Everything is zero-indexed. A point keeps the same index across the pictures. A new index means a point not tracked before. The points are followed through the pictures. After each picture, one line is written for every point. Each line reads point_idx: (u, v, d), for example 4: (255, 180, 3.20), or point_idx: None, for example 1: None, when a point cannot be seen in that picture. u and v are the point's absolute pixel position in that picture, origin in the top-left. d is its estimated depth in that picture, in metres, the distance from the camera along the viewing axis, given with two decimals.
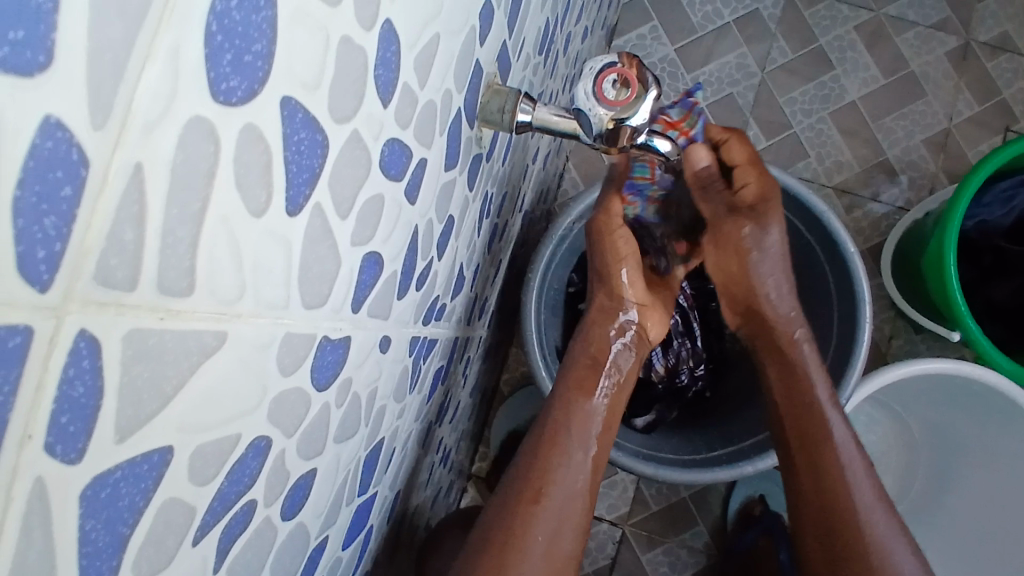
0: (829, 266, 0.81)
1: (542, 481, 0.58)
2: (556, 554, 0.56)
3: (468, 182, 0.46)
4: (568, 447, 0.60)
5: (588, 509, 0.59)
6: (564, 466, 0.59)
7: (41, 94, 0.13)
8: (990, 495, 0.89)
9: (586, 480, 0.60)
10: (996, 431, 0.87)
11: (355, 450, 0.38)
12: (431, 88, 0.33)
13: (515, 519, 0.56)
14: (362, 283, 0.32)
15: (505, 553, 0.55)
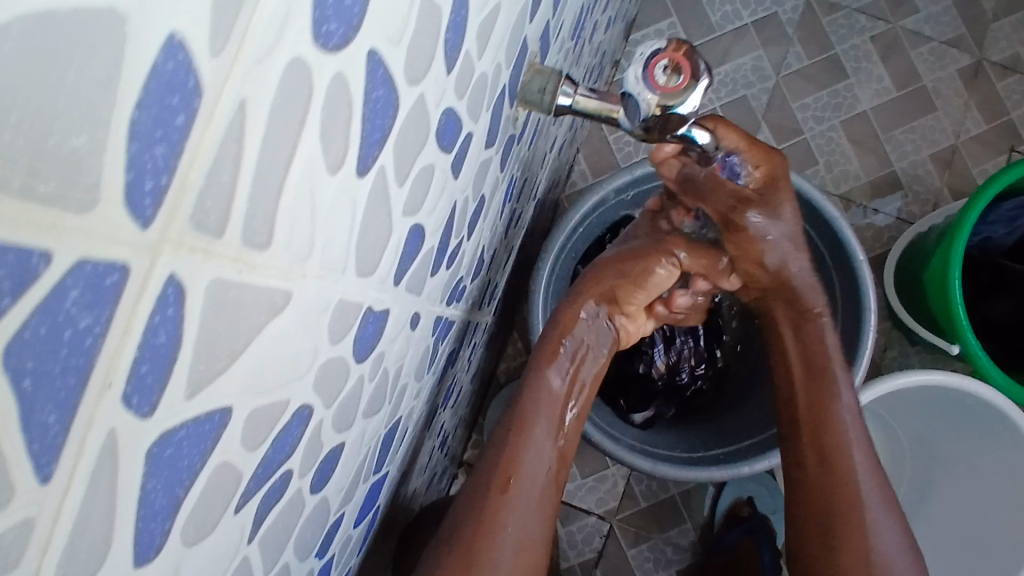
0: (836, 274, 0.81)
1: (510, 466, 0.55)
2: (530, 536, 0.55)
3: (501, 162, 0.45)
4: (535, 434, 0.57)
5: (555, 498, 0.57)
6: (529, 451, 0.56)
7: (171, 6, 0.11)
8: (967, 507, 0.91)
9: (552, 467, 0.57)
10: (980, 444, 0.89)
11: (377, 427, 0.37)
12: (486, 60, 0.32)
13: (485, 505, 0.54)
14: (406, 255, 0.31)
15: (477, 536, 0.53)
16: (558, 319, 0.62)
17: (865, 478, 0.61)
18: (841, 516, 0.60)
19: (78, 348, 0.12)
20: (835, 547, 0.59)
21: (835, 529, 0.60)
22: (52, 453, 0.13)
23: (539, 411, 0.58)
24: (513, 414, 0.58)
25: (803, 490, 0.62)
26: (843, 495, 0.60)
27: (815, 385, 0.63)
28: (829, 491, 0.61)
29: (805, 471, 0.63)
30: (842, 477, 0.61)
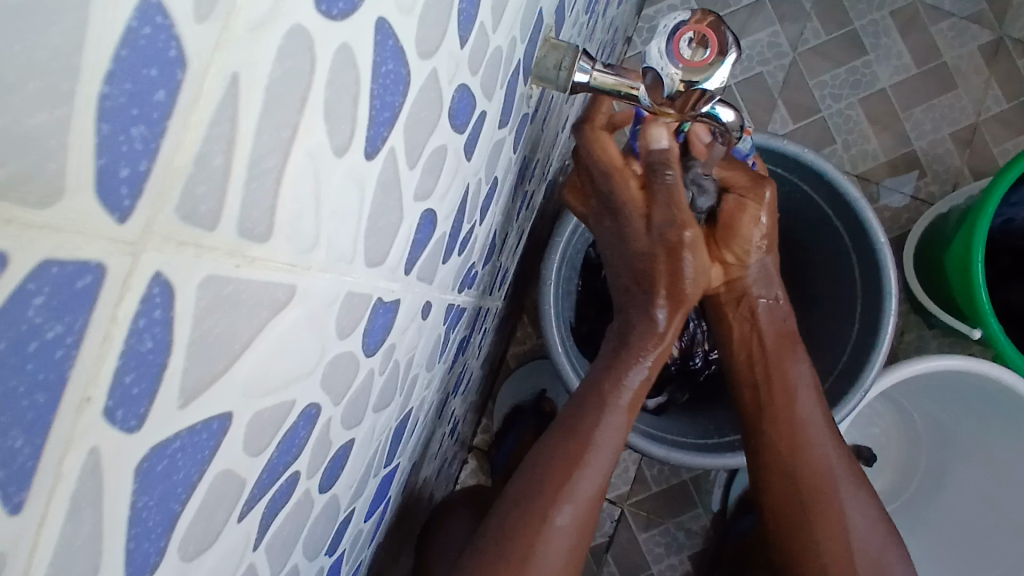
0: (857, 264, 0.78)
1: (548, 502, 0.53)
2: (569, 561, 0.54)
3: (513, 143, 0.44)
4: (596, 460, 0.55)
5: (594, 517, 0.55)
6: (583, 478, 0.54)
7: None
8: (981, 493, 0.91)
9: (595, 486, 0.55)
10: (997, 433, 0.88)
11: (388, 420, 0.36)
12: (501, 33, 0.30)
13: (523, 539, 0.52)
14: (418, 242, 0.29)
15: (512, 561, 0.52)
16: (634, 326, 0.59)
17: (835, 469, 0.64)
18: (815, 511, 0.63)
19: (46, 361, 0.11)
20: (808, 537, 0.63)
21: (809, 518, 0.63)
22: (23, 479, 0.12)
23: (605, 435, 0.56)
24: (573, 438, 0.56)
25: (773, 483, 0.65)
26: (815, 491, 0.63)
27: (780, 369, 0.66)
28: (806, 488, 0.63)
29: (773, 466, 0.65)
30: (811, 472, 0.63)
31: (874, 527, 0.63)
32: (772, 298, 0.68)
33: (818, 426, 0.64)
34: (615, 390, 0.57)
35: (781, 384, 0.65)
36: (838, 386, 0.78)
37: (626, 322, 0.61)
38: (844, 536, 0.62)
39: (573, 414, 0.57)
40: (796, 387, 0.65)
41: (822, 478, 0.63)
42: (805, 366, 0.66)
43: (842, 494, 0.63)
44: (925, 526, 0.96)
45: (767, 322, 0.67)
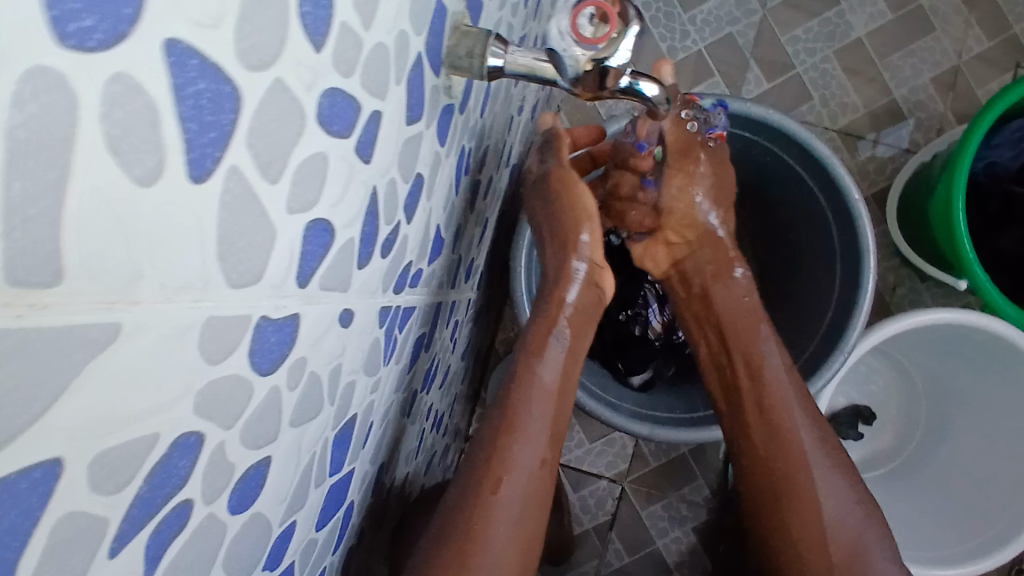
0: (834, 225, 0.77)
1: (498, 470, 0.49)
2: (523, 542, 0.49)
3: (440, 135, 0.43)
4: (529, 429, 0.51)
5: (546, 491, 0.51)
6: (521, 448, 0.50)
7: None
8: (986, 447, 0.89)
9: (539, 456, 0.51)
10: (1009, 386, 0.85)
11: (321, 428, 0.35)
12: (380, 29, 0.29)
13: (469, 514, 0.48)
14: (310, 254, 0.28)
15: (460, 544, 0.48)
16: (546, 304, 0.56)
17: (811, 453, 0.62)
18: (787, 490, 0.62)
19: None
20: (786, 519, 0.62)
21: (783, 499, 0.62)
22: None
23: (543, 408, 0.52)
24: (502, 408, 0.51)
25: (748, 464, 0.64)
26: (787, 471, 0.62)
27: (745, 348, 0.65)
28: (777, 467, 0.62)
29: (750, 454, 0.64)
30: (781, 452, 0.62)
31: (851, 508, 0.62)
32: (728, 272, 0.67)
33: (788, 403, 0.63)
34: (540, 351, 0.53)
35: (747, 358, 0.65)
36: (821, 350, 0.77)
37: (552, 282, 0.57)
38: (819, 518, 0.61)
39: (505, 387, 0.53)
40: (761, 360, 0.65)
41: (800, 459, 0.62)
42: (770, 340, 0.65)
43: (822, 476, 0.62)
44: (924, 483, 0.95)
45: (732, 302, 0.67)
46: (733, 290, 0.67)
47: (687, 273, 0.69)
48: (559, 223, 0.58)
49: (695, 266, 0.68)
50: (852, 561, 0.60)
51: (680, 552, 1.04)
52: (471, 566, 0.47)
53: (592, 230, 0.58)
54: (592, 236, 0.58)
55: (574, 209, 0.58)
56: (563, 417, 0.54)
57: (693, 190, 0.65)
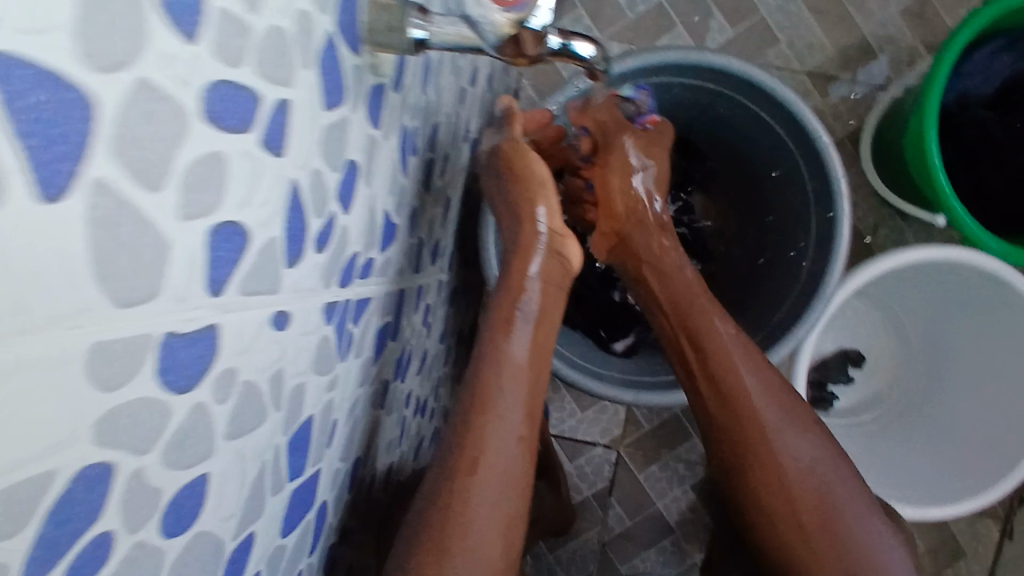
0: (805, 169, 0.75)
1: (476, 449, 0.47)
2: (506, 522, 0.48)
3: (372, 117, 0.40)
4: (502, 408, 0.49)
5: (527, 467, 0.50)
6: (496, 427, 0.48)
7: None
8: (980, 384, 0.88)
9: (518, 433, 0.49)
10: (1001, 321, 0.85)
11: (269, 436, 0.34)
12: (270, 11, 0.27)
13: (448, 496, 0.46)
14: (220, 259, 0.27)
15: (442, 530, 0.46)
16: (508, 280, 0.54)
17: (771, 414, 0.63)
18: (748, 453, 0.63)
19: None
20: (750, 477, 0.63)
21: (746, 462, 0.63)
22: None
23: (519, 385, 0.50)
24: (471, 388, 0.49)
25: (713, 432, 0.65)
26: (744, 434, 0.63)
27: (692, 321, 0.67)
28: (736, 431, 0.64)
29: (713, 425, 0.65)
30: (738, 415, 0.64)
31: (818, 460, 0.63)
32: (665, 247, 0.71)
33: (738, 368, 0.64)
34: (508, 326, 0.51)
35: (694, 330, 0.67)
36: (800, 297, 0.75)
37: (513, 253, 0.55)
38: (782, 477, 0.62)
39: (476, 364, 0.51)
40: (708, 331, 0.66)
41: (760, 420, 0.63)
42: (716, 312, 0.67)
43: (782, 432, 0.63)
44: (917, 424, 0.95)
45: (675, 282, 0.69)
46: (673, 266, 0.70)
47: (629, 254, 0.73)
48: (517, 197, 0.56)
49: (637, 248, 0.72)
50: (824, 516, 0.60)
51: (680, 511, 1.05)
52: (455, 548, 0.45)
53: (549, 204, 0.56)
54: (549, 209, 0.56)
55: (529, 181, 0.56)
56: (539, 395, 0.52)
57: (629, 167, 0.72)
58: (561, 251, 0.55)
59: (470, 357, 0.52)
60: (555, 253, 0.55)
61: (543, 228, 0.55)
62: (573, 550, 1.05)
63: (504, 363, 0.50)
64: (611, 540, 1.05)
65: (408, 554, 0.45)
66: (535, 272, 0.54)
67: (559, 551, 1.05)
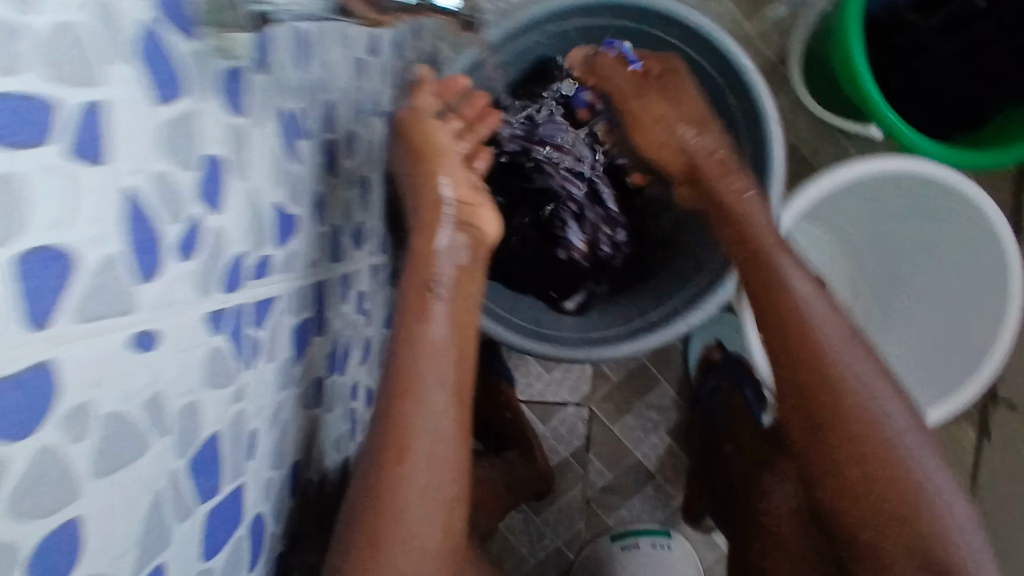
0: (729, 93, 0.73)
1: (402, 436, 0.49)
2: (443, 503, 0.51)
3: (230, 102, 0.37)
4: (425, 394, 0.51)
5: (459, 447, 0.52)
6: (423, 412, 0.50)
7: None
8: (939, 285, 0.89)
9: (446, 415, 0.51)
10: (943, 220, 0.84)
11: (155, 464, 0.32)
12: (50, 7, 0.24)
13: (380, 483, 0.49)
14: (40, 288, 0.24)
15: (377, 518, 0.48)
16: (416, 258, 0.54)
17: (862, 378, 0.59)
18: (828, 427, 0.59)
19: None
20: (834, 449, 0.59)
21: (824, 436, 0.60)
22: None
23: (443, 366, 0.52)
24: (393, 376, 0.51)
25: (790, 400, 0.62)
26: (823, 405, 0.59)
27: (769, 282, 0.62)
28: (819, 400, 0.60)
29: (792, 386, 0.61)
30: (819, 385, 0.60)
31: (908, 430, 0.59)
32: (744, 190, 0.66)
33: (829, 334, 0.60)
34: (423, 310, 0.53)
35: (772, 291, 0.62)
36: None
37: (416, 233, 0.56)
38: (874, 450, 0.58)
39: (392, 351, 0.52)
40: (791, 294, 0.62)
41: (848, 382, 0.59)
42: (791, 268, 0.63)
43: (875, 399, 0.59)
44: (886, 333, 0.96)
45: (757, 231, 0.64)
46: (755, 218, 0.65)
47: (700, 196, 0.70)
48: (420, 176, 0.56)
49: (708, 192, 0.68)
50: (909, 491, 0.57)
51: (659, 457, 1.05)
52: (390, 531, 0.48)
53: (451, 172, 0.56)
54: (452, 180, 0.56)
55: (427, 154, 0.56)
56: (466, 372, 0.54)
57: (665, 108, 0.71)
58: (471, 221, 0.56)
59: (387, 341, 0.53)
60: (464, 223, 0.56)
61: (447, 196, 0.56)
62: (558, 510, 1.05)
63: (424, 347, 0.52)
64: (595, 495, 1.05)
65: (348, 539, 0.48)
66: (445, 243, 0.55)
67: (545, 513, 1.05)
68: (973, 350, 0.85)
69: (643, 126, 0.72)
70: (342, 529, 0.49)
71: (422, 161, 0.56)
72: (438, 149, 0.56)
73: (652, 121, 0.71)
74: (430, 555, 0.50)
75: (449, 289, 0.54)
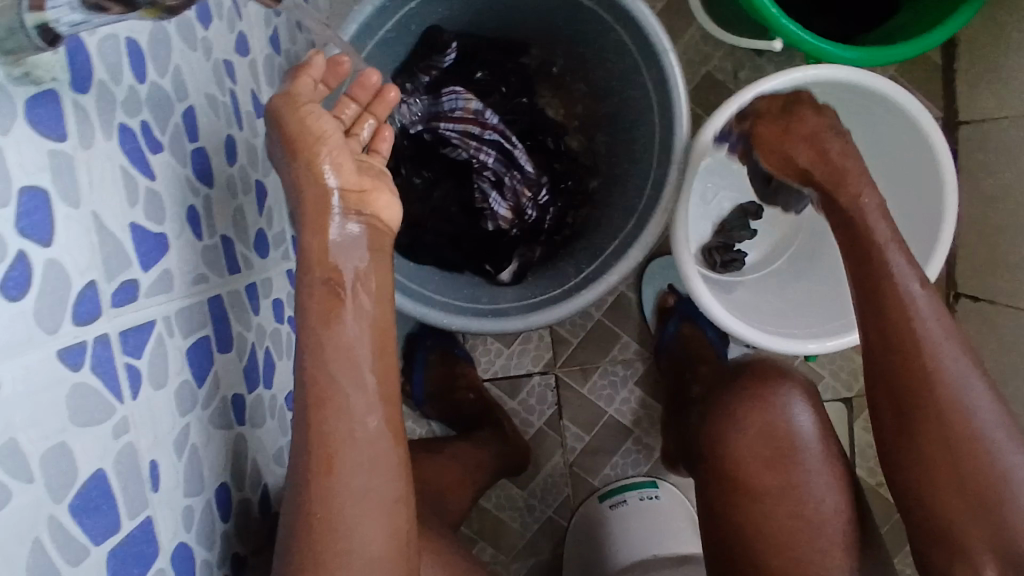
0: (622, 32, 0.70)
1: (329, 447, 0.49)
2: (383, 508, 0.51)
3: (42, 128, 0.34)
4: (346, 400, 0.50)
5: (396, 448, 0.52)
6: (349, 420, 0.50)
7: None
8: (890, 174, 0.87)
9: (375, 418, 0.51)
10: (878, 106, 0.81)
11: (25, 520, 0.31)
12: None
13: (312, 496, 0.49)
14: None
15: (318, 532, 0.49)
16: (309, 257, 0.52)
17: (957, 369, 0.62)
18: (916, 400, 0.62)
19: None
20: (918, 418, 0.62)
21: (910, 408, 0.63)
22: None
23: (363, 366, 0.51)
24: (311, 388, 0.50)
25: (879, 373, 0.65)
26: (911, 379, 0.63)
27: (878, 265, 0.64)
28: (906, 375, 0.63)
29: (894, 377, 0.64)
30: (909, 361, 0.63)
31: (992, 418, 0.61)
32: (858, 177, 0.67)
33: (927, 316, 0.63)
34: (331, 314, 0.51)
35: (876, 273, 0.64)
36: (661, 168, 0.71)
37: (307, 227, 0.52)
38: (954, 425, 0.61)
39: (303, 360, 0.51)
40: (902, 282, 0.64)
41: (937, 371, 0.62)
42: (902, 262, 0.64)
43: (968, 387, 0.62)
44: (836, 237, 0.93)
45: (868, 227, 0.65)
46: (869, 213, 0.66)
47: (835, 199, 0.67)
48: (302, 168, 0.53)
49: (829, 182, 0.67)
50: (985, 469, 0.60)
51: (632, 410, 1.05)
52: (332, 542, 0.49)
53: (333, 158, 0.53)
54: (336, 168, 0.53)
55: (306, 141, 0.53)
56: (390, 369, 0.53)
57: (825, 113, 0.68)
58: (366, 207, 0.54)
59: (297, 349, 0.52)
60: (355, 212, 0.53)
61: (333, 187, 0.53)
62: (542, 482, 1.05)
63: (339, 350, 0.51)
64: (576, 460, 1.05)
65: (290, 551, 0.49)
66: (340, 235, 0.52)
67: (529, 487, 1.04)
68: (921, 244, 0.83)
69: (812, 141, 0.68)
70: (285, 545, 0.50)
71: (304, 147, 0.53)
72: (320, 131, 0.53)
73: (806, 130, 0.68)
74: (377, 555, 0.50)
75: (358, 284, 0.52)
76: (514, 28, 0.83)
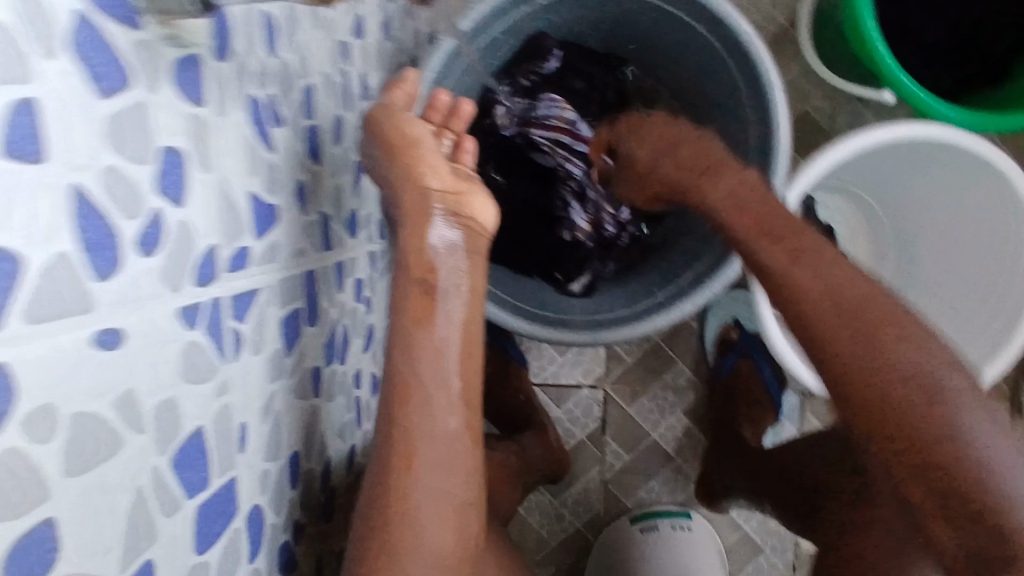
0: (730, 62, 0.70)
1: (408, 444, 0.51)
2: (453, 511, 0.52)
3: (184, 94, 0.36)
4: (429, 399, 0.52)
5: (471, 452, 0.54)
6: (434, 420, 0.52)
7: None
8: (967, 241, 0.84)
9: (455, 420, 0.53)
10: (954, 168, 0.80)
11: (132, 464, 0.33)
12: None
13: (387, 489, 0.50)
14: None
15: (391, 529, 0.50)
16: (408, 257, 0.54)
17: (945, 381, 0.53)
18: (904, 434, 0.53)
19: None
20: (909, 453, 0.53)
21: (896, 444, 0.54)
22: None
23: (448, 368, 0.53)
24: (396, 384, 0.52)
25: (850, 410, 0.56)
26: (880, 409, 0.54)
27: (809, 287, 0.58)
28: (876, 407, 0.54)
29: (863, 428, 0.56)
30: (872, 390, 0.54)
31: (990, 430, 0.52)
32: (744, 185, 0.66)
33: (887, 329, 0.55)
34: (425, 316, 0.53)
35: (809, 294, 0.58)
36: None
37: (409, 223, 0.55)
38: (949, 445, 0.52)
39: (391, 357, 0.53)
40: (841, 296, 0.57)
41: (922, 395, 0.53)
42: (844, 276, 0.58)
43: (958, 398, 0.53)
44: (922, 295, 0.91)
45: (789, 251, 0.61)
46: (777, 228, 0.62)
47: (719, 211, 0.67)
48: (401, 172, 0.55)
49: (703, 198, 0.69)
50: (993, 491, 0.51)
51: (676, 437, 1.04)
52: (403, 539, 0.50)
53: (433, 166, 0.55)
54: (436, 174, 0.56)
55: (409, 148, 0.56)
56: (473, 374, 0.55)
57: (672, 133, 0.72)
58: (464, 210, 0.56)
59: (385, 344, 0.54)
60: (453, 214, 0.55)
61: (435, 190, 0.55)
62: (576, 493, 1.05)
63: (430, 351, 0.52)
64: (612, 477, 1.05)
65: (361, 537, 0.50)
66: (441, 240, 0.55)
67: (563, 496, 1.04)
68: (1008, 314, 0.79)
69: (678, 162, 0.71)
70: (358, 531, 0.51)
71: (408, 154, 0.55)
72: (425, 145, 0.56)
73: (666, 153, 0.72)
74: (444, 554, 0.51)
75: (453, 284, 0.54)
76: (618, 45, 0.83)
